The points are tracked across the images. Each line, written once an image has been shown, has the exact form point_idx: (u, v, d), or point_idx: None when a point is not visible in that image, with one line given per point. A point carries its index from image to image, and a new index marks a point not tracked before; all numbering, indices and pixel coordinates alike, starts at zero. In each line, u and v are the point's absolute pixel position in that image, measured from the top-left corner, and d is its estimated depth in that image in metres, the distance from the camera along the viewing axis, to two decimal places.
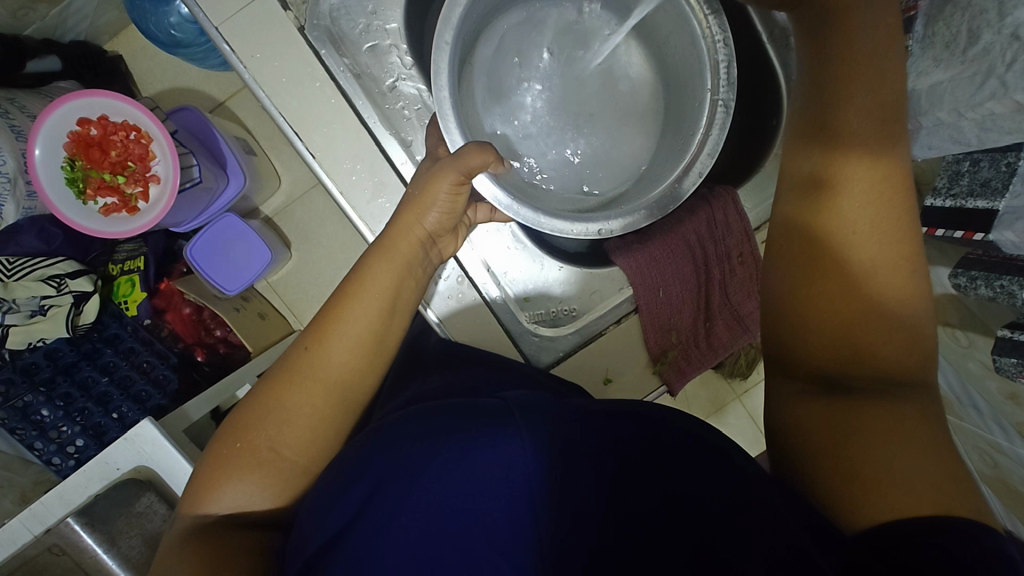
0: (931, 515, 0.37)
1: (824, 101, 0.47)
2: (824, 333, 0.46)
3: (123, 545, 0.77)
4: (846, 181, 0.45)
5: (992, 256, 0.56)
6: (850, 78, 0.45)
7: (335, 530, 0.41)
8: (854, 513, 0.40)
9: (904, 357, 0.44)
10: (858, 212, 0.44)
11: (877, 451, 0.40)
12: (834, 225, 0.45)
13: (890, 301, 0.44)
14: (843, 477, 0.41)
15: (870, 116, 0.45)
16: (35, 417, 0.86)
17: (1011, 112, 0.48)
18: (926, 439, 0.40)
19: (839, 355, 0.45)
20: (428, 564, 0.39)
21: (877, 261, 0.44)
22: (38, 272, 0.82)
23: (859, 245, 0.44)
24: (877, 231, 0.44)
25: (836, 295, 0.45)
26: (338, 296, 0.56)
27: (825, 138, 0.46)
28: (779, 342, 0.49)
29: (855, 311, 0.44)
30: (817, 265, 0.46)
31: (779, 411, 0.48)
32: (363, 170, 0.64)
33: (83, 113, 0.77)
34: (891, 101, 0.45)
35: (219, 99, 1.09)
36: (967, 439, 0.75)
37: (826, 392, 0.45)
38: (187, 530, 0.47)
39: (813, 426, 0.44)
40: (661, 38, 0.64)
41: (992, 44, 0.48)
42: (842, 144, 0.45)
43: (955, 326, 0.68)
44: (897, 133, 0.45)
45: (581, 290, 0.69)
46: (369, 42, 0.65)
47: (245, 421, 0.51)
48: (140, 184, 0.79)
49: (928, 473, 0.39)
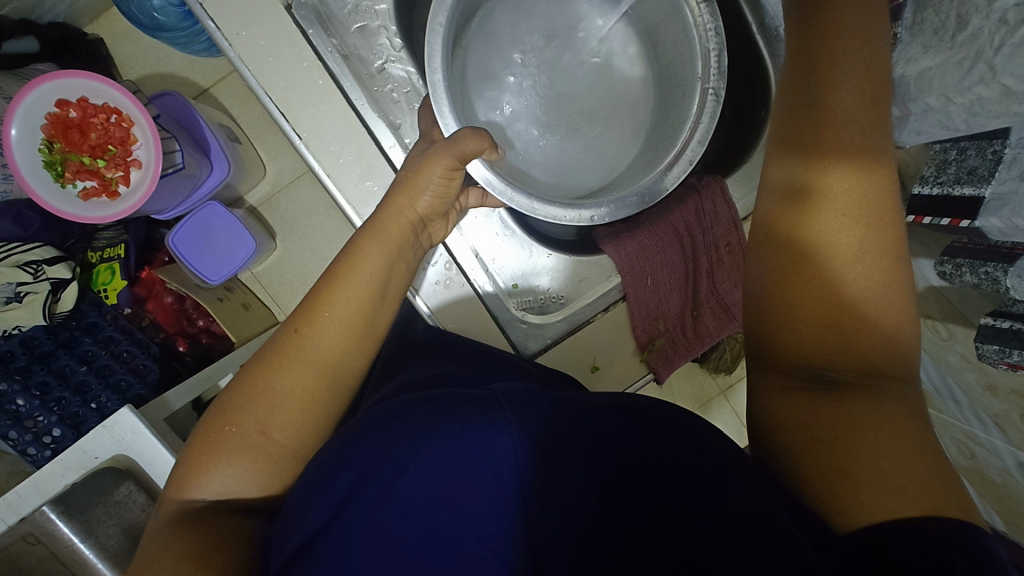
0: (920, 517, 0.37)
1: (809, 85, 0.46)
2: (812, 329, 0.46)
3: (100, 535, 0.75)
4: (833, 181, 0.45)
5: (976, 244, 0.57)
6: (840, 61, 0.45)
7: (311, 532, 0.40)
8: (843, 509, 0.40)
9: (888, 354, 0.44)
10: (845, 213, 0.44)
11: (867, 449, 0.40)
12: (821, 224, 0.45)
13: (875, 301, 0.44)
14: (831, 473, 0.41)
15: (860, 110, 0.45)
16: (9, 407, 0.84)
17: (998, 96, 0.49)
18: (917, 436, 0.41)
19: (827, 350, 0.45)
20: (413, 559, 0.38)
21: (863, 261, 0.44)
22: (14, 258, 0.79)
23: (846, 246, 0.44)
24: (863, 232, 0.44)
25: (822, 294, 0.45)
26: (326, 278, 0.55)
27: (811, 126, 0.46)
28: (765, 336, 0.49)
29: (842, 310, 0.45)
30: (803, 264, 0.46)
31: (763, 401, 0.48)
32: (351, 154, 0.63)
33: (62, 94, 0.74)
34: (879, 85, 0.45)
35: (203, 86, 1.07)
36: (945, 432, 0.77)
37: (812, 386, 0.45)
38: (172, 516, 0.46)
39: (798, 419, 0.44)
40: (653, 24, 0.64)
41: (980, 29, 0.49)
42: (832, 137, 0.45)
43: (935, 320, 0.69)
44: (883, 120, 0.45)
45: (569, 278, 0.70)
46: (358, 22, 0.65)
47: (234, 404, 0.50)
48: (121, 168, 0.77)
49: (915, 473, 0.39)
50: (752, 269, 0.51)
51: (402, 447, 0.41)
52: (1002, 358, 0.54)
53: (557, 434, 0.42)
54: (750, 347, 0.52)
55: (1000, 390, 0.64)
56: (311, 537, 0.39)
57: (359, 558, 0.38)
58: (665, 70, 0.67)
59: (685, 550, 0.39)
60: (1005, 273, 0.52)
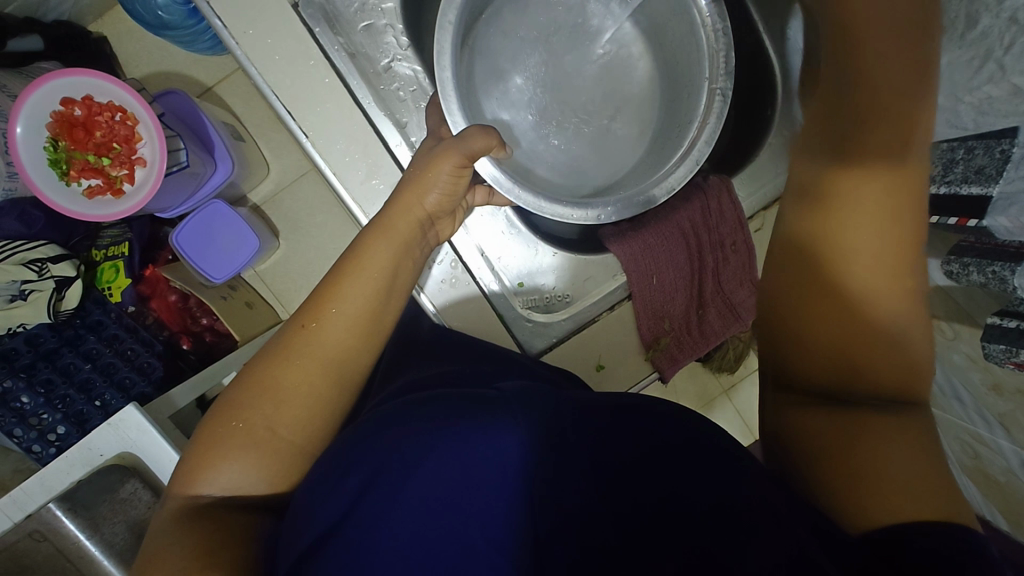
0: (929, 520, 0.37)
1: (843, 93, 0.48)
2: (831, 334, 0.46)
3: (106, 532, 0.76)
4: (855, 185, 0.46)
5: (985, 243, 0.56)
6: (867, 74, 0.46)
7: (323, 529, 0.39)
8: (857, 513, 0.39)
9: (898, 361, 0.44)
10: (865, 215, 0.45)
11: (872, 450, 0.41)
12: (841, 225, 0.46)
13: (887, 308, 0.45)
14: (843, 478, 0.41)
15: (883, 118, 0.46)
16: (14, 404, 0.83)
17: (1007, 94, 0.51)
18: (923, 441, 0.41)
19: (844, 354, 0.45)
20: (424, 561, 0.38)
21: (881, 265, 0.44)
22: (20, 256, 0.79)
23: (864, 248, 0.45)
24: (883, 235, 0.44)
25: (841, 296, 0.46)
26: (334, 274, 0.55)
27: (844, 135, 0.48)
28: (786, 343, 0.49)
29: (859, 313, 0.45)
30: (819, 265, 0.47)
31: (784, 411, 0.48)
32: (357, 152, 0.63)
33: (68, 92, 0.74)
34: (906, 91, 0.46)
35: (207, 84, 1.07)
36: (949, 431, 0.77)
37: (823, 400, 0.46)
38: (178, 511, 0.46)
39: (816, 426, 0.44)
40: (661, 24, 0.64)
41: (991, 27, 0.50)
42: (858, 143, 0.46)
43: (941, 319, 0.70)
44: (910, 130, 0.45)
45: (574, 278, 0.69)
46: (364, 21, 0.65)
47: (240, 400, 0.50)
48: (125, 167, 0.77)
49: (927, 479, 0.39)
50: (777, 272, 0.51)
51: (410, 449, 0.41)
52: (1008, 357, 0.54)
53: (565, 435, 0.42)
54: (770, 352, 0.52)
55: (1005, 389, 0.64)
56: (324, 534, 0.39)
57: (368, 558, 0.38)
58: (671, 70, 0.67)
59: (695, 550, 0.39)
60: (1013, 274, 0.51)
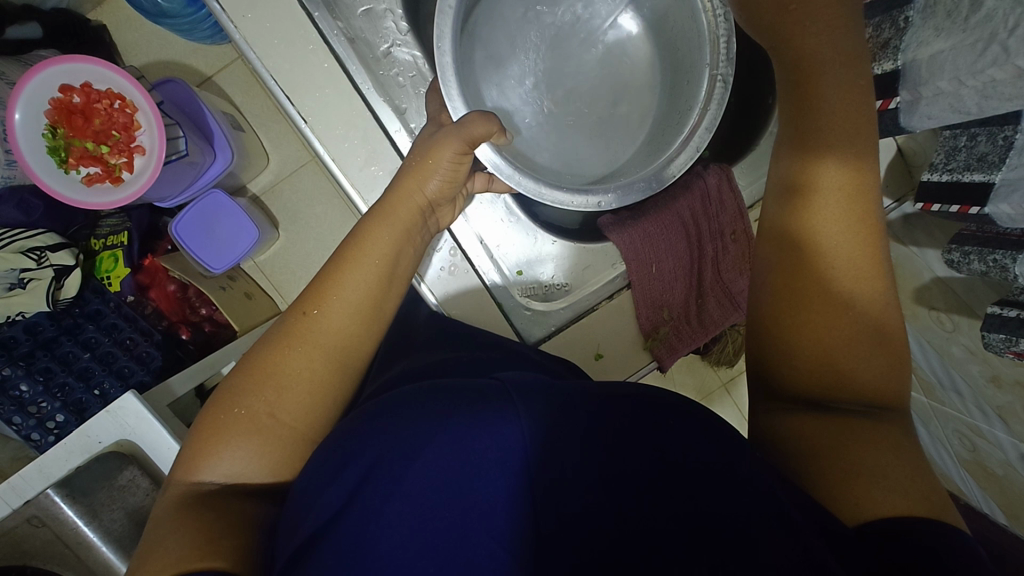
0: (920, 517, 0.37)
1: (796, 95, 0.51)
2: (812, 328, 0.46)
3: (105, 518, 0.76)
4: (823, 174, 0.49)
5: (986, 232, 0.57)
6: (824, 74, 0.50)
7: (319, 524, 0.40)
8: (847, 508, 0.39)
9: (880, 354, 0.45)
10: (834, 203, 0.48)
11: (859, 445, 0.41)
12: (813, 214, 0.48)
13: (864, 299, 0.46)
14: (834, 477, 0.41)
15: (843, 113, 0.49)
16: (13, 392, 0.83)
17: (1011, 78, 0.48)
18: (908, 442, 0.42)
19: (826, 348, 0.45)
20: (423, 553, 0.38)
21: (851, 252, 0.46)
22: (18, 244, 0.79)
23: (835, 236, 0.47)
24: (849, 222, 0.47)
25: (818, 285, 0.47)
26: (337, 260, 0.55)
27: (803, 130, 0.50)
28: (768, 345, 0.49)
29: (836, 300, 0.46)
30: (796, 256, 0.48)
31: (777, 412, 0.47)
32: (356, 138, 0.63)
33: (64, 80, 0.74)
34: (860, 95, 0.50)
35: (205, 74, 1.06)
36: (948, 424, 0.77)
37: (811, 404, 0.46)
38: (180, 497, 0.46)
39: (807, 428, 0.44)
40: (663, 11, 0.64)
41: (994, 10, 0.48)
42: (822, 137, 0.49)
43: (941, 311, 0.71)
44: (866, 126, 0.49)
45: (574, 266, 0.69)
46: (363, 5, 0.64)
47: (242, 387, 0.50)
48: (125, 155, 0.76)
49: (920, 481, 0.39)
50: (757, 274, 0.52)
51: (410, 441, 0.41)
52: (1008, 347, 0.54)
53: (570, 429, 0.42)
54: (754, 353, 0.51)
55: (1004, 381, 0.64)
56: (318, 531, 0.39)
57: (365, 553, 0.38)
58: (672, 58, 0.66)
59: (692, 538, 0.38)
60: (1013, 261, 0.52)
